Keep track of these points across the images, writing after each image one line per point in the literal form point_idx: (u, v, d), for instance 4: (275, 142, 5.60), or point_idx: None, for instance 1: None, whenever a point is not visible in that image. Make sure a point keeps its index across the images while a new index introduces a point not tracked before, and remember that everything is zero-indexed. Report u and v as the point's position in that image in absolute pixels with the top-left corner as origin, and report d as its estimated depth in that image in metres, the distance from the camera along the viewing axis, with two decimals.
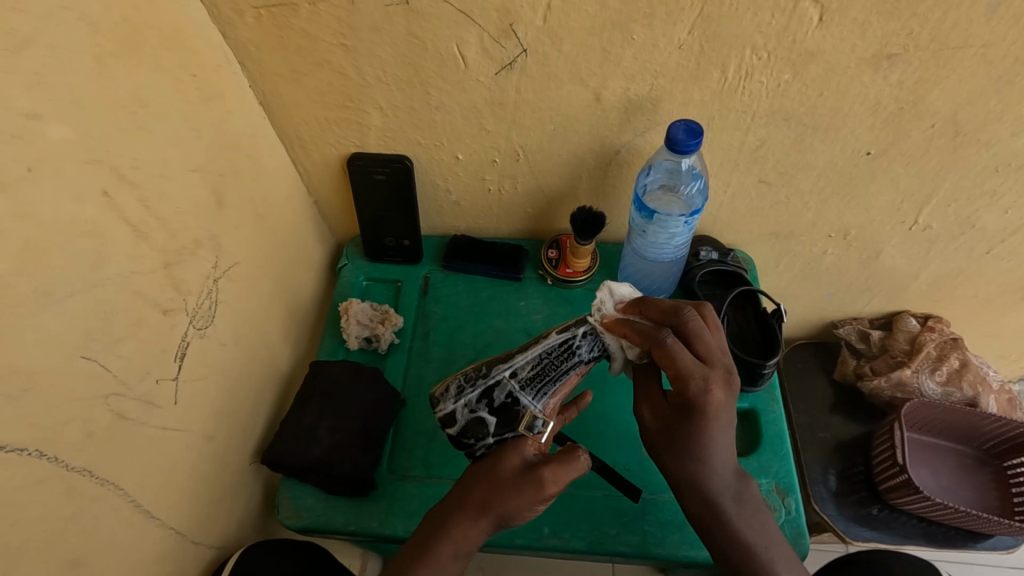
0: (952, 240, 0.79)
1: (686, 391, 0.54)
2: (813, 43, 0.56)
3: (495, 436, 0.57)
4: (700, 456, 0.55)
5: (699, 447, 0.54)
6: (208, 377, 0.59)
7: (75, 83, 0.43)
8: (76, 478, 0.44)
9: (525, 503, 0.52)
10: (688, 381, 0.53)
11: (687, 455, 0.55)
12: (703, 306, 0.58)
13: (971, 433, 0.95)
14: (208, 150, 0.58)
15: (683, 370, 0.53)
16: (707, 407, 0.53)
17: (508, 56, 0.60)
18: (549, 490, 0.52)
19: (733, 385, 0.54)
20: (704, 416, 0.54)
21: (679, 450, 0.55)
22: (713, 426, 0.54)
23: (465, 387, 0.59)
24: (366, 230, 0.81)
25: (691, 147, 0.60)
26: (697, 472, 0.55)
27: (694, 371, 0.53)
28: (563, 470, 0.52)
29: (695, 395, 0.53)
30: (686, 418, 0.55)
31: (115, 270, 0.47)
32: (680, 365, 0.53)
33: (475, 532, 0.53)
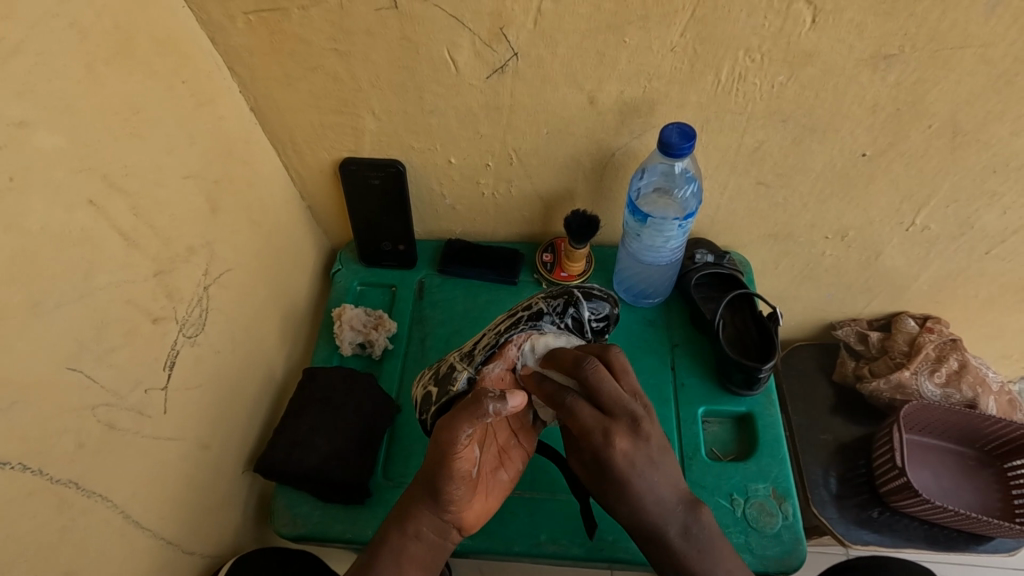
0: (951, 240, 0.78)
1: (590, 445, 0.52)
2: (810, 44, 0.56)
3: (435, 404, 0.60)
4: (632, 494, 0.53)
5: (628, 488, 0.52)
6: (201, 386, 0.59)
7: (62, 90, 0.42)
8: (67, 490, 0.43)
9: (437, 458, 0.50)
10: (589, 436, 0.52)
11: (618, 497, 0.53)
12: (612, 351, 0.57)
13: (972, 434, 0.94)
14: (200, 155, 0.57)
15: (583, 424, 0.52)
16: (612, 459, 0.52)
17: (502, 60, 0.60)
18: (444, 438, 0.49)
19: (640, 433, 0.52)
20: (614, 468, 0.52)
21: (607, 490, 0.54)
22: (631, 473, 0.52)
23: (422, 374, 0.66)
24: (361, 235, 0.81)
25: (686, 150, 0.59)
26: (639, 507, 0.53)
27: (594, 428, 0.52)
28: (454, 417, 0.49)
29: (598, 447, 0.52)
30: (601, 470, 0.53)
31: (106, 279, 0.47)
32: (580, 421, 0.52)
33: (415, 508, 0.53)
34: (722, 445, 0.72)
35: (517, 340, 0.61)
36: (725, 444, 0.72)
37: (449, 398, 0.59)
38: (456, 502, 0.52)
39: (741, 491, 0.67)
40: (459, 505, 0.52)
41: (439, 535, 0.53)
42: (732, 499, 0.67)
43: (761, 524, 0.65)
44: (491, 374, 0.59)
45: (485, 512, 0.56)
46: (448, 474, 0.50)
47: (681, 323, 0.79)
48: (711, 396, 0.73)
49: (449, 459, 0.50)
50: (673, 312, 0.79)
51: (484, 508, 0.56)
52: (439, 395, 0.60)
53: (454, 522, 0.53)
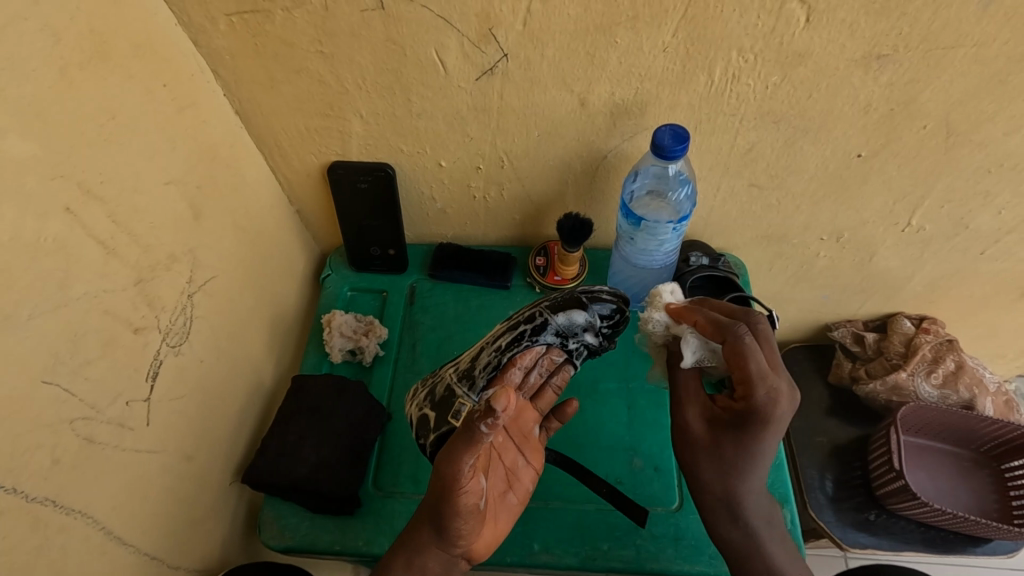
0: (947, 241, 0.78)
1: (752, 397, 0.53)
2: (802, 44, 0.55)
3: (436, 430, 0.58)
4: (742, 464, 0.56)
5: (753, 450, 0.55)
6: (186, 396, 0.57)
7: (32, 95, 0.41)
8: (41, 508, 0.42)
9: (441, 495, 0.47)
10: (756, 388, 0.53)
11: (730, 468, 0.56)
12: (755, 318, 0.57)
13: (969, 435, 0.94)
14: (182, 161, 0.56)
15: (751, 374, 0.52)
16: (769, 416, 0.53)
17: (490, 61, 0.59)
18: (445, 473, 0.45)
19: (772, 411, 0.53)
20: (765, 425, 0.53)
21: (727, 460, 0.56)
22: (773, 434, 0.54)
23: (421, 391, 0.64)
24: (350, 240, 0.80)
25: (678, 153, 0.58)
26: (726, 480, 0.57)
27: (761, 379, 0.52)
28: (452, 450, 0.45)
29: (761, 401, 0.53)
30: (746, 427, 0.55)
31: (82, 289, 0.45)
32: (750, 368, 0.52)
33: (423, 545, 0.52)
34: None
35: (522, 359, 0.59)
36: None
37: (450, 428, 0.57)
38: (465, 536, 0.50)
39: None
40: (468, 538, 0.51)
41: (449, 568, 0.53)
42: None
43: None
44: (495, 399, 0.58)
45: (497, 538, 0.56)
46: (454, 511, 0.47)
47: None
48: None
49: (452, 490, 0.46)
50: None
51: (496, 534, 0.56)
52: (438, 424, 0.58)
53: (464, 551, 0.53)
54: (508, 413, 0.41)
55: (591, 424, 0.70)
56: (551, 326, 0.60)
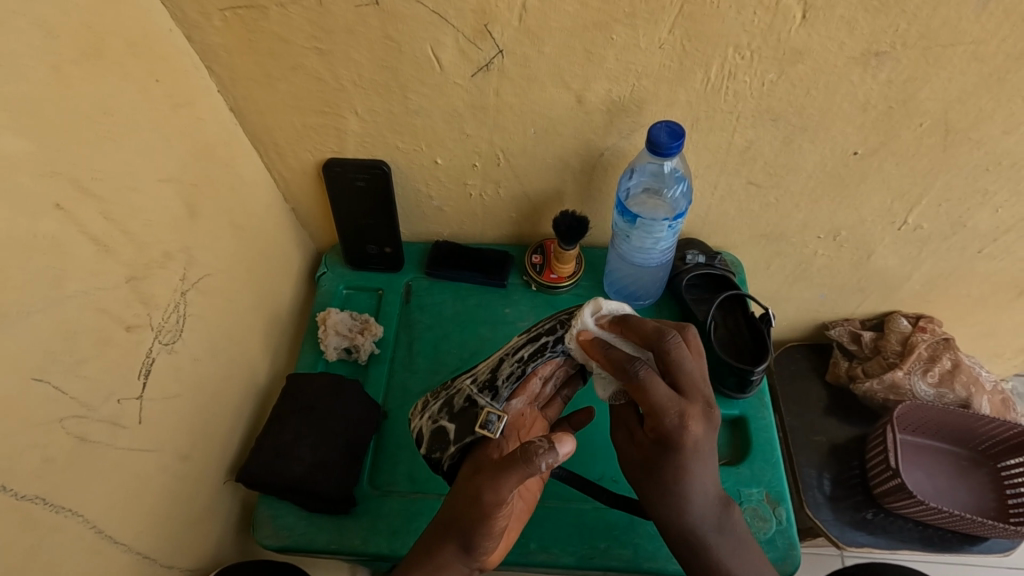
0: (944, 239, 0.78)
1: (660, 425, 0.50)
2: (801, 41, 0.55)
3: (456, 442, 0.57)
4: (677, 486, 0.52)
5: (676, 478, 0.52)
6: (180, 395, 0.57)
7: (24, 91, 0.41)
8: (33, 506, 0.42)
9: (475, 517, 0.48)
10: (662, 415, 0.50)
11: (659, 496, 0.53)
12: (671, 333, 0.52)
13: (966, 434, 0.94)
14: (176, 158, 0.56)
15: (655, 404, 0.50)
16: (683, 441, 0.50)
17: (487, 58, 0.58)
18: (487, 498, 0.47)
19: (686, 435, 0.50)
20: (679, 449, 0.50)
21: (659, 488, 0.53)
22: (695, 456, 0.50)
23: (431, 403, 0.61)
24: (346, 238, 0.79)
25: (675, 150, 0.58)
26: (665, 501, 0.53)
27: (669, 405, 0.49)
28: (500, 478, 0.47)
29: (670, 428, 0.50)
30: (663, 452, 0.52)
31: (76, 287, 0.45)
32: (652, 401, 0.50)
33: (445, 561, 0.50)
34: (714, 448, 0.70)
35: (541, 370, 0.59)
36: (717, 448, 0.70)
37: (475, 439, 0.56)
38: (489, 552, 0.51)
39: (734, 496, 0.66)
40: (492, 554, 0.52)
41: None
42: None
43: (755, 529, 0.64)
44: (513, 409, 0.58)
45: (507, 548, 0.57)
46: (485, 531, 0.49)
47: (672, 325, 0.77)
48: None
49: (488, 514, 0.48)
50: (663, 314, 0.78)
51: (507, 543, 0.57)
52: (459, 436, 0.56)
53: (482, 567, 0.52)
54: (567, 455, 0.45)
55: (588, 423, 0.70)
56: (574, 338, 0.60)
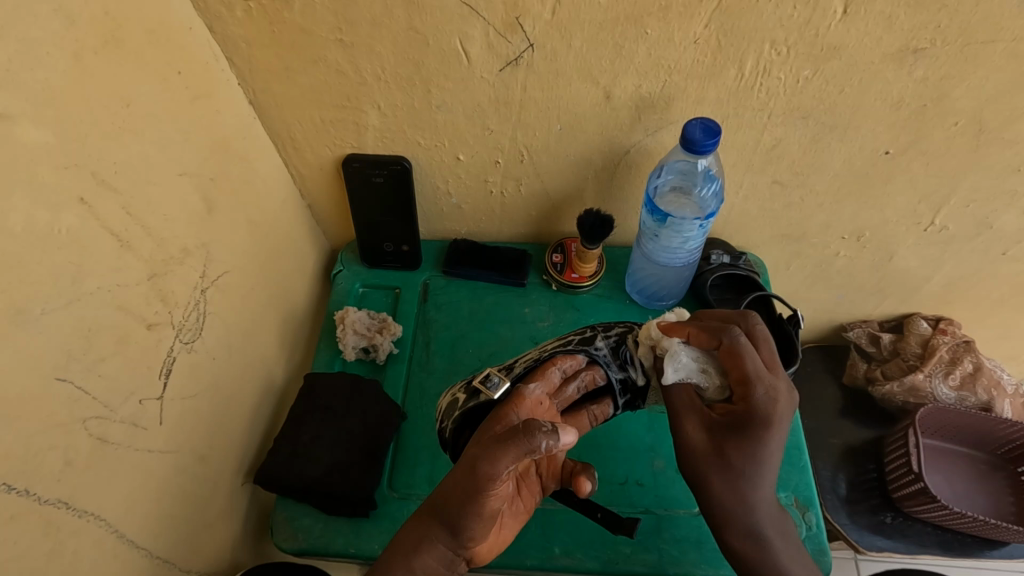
0: (969, 241, 0.77)
1: (750, 396, 0.51)
2: (837, 37, 0.53)
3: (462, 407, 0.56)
4: (748, 469, 0.51)
5: (755, 456, 0.50)
6: (198, 395, 0.55)
7: (45, 81, 0.39)
8: (53, 510, 0.40)
9: (466, 491, 0.46)
10: (755, 385, 0.51)
11: (729, 478, 0.51)
12: (751, 317, 0.56)
13: (986, 438, 0.93)
14: (196, 152, 0.54)
15: (750, 372, 0.51)
16: (770, 415, 0.50)
17: (515, 51, 0.57)
18: (483, 470, 0.44)
19: (772, 415, 0.50)
20: (763, 426, 0.50)
21: (736, 468, 0.51)
22: (773, 437, 0.51)
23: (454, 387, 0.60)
24: (363, 235, 0.78)
25: (708, 147, 0.57)
26: (734, 484, 0.51)
27: (759, 378, 0.51)
28: (499, 449, 0.44)
29: (759, 399, 0.51)
30: (742, 427, 0.51)
31: (96, 283, 0.43)
32: (747, 368, 0.51)
33: (430, 544, 0.49)
34: None
35: (562, 363, 0.57)
36: None
37: (480, 406, 0.55)
38: (476, 538, 0.49)
39: None
40: (480, 539, 0.49)
41: (449, 568, 0.50)
42: None
43: None
44: (530, 392, 0.54)
45: (496, 547, 0.54)
46: (474, 509, 0.46)
47: None
48: None
49: (478, 488, 0.45)
50: (686, 315, 0.77)
51: (500, 540, 0.54)
52: (465, 402, 0.56)
53: (466, 555, 0.50)
54: (569, 442, 0.44)
55: (610, 425, 0.69)
56: (600, 344, 0.59)
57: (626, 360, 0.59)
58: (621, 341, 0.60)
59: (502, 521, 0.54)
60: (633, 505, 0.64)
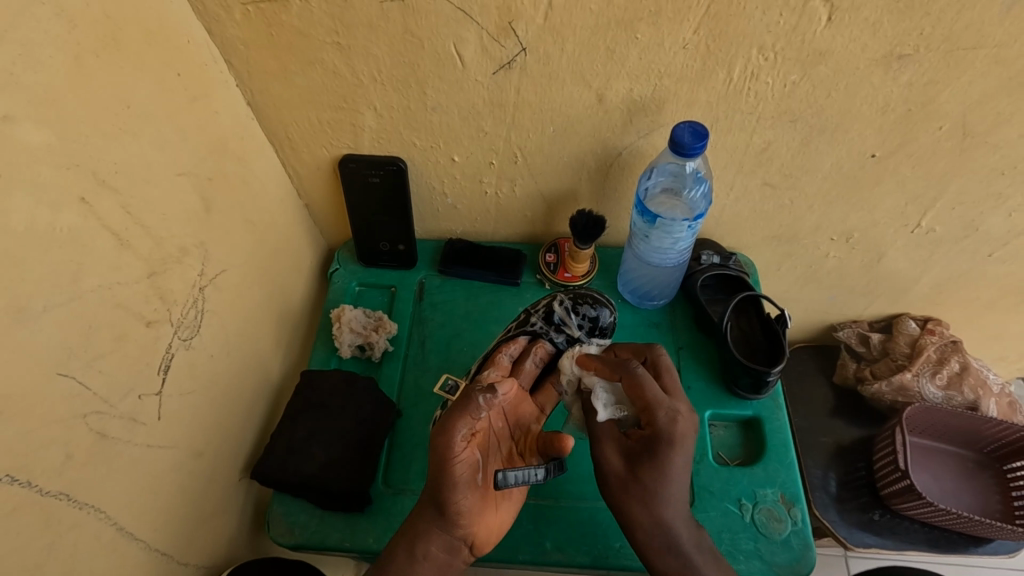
0: (956, 242, 0.78)
1: (653, 421, 0.55)
2: (824, 42, 0.55)
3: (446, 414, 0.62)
4: (659, 493, 0.55)
5: (667, 473, 0.55)
6: (196, 391, 0.56)
7: (48, 82, 0.40)
8: (54, 502, 0.41)
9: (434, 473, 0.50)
10: (657, 410, 0.55)
11: (644, 502, 0.55)
12: (655, 348, 0.61)
13: (973, 437, 0.94)
14: (194, 152, 0.55)
15: (652, 398, 0.56)
16: (674, 436, 0.55)
17: (508, 55, 0.58)
18: (439, 443, 0.49)
19: (675, 435, 0.55)
20: (670, 446, 0.54)
21: (643, 491, 0.55)
22: (679, 454, 0.55)
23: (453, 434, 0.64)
24: (359, 235, 0.79)
25: (698, 150, 0.58)
26: (651, 505, 0.55)
27: (659, 402, 0.55)
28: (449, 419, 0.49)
29: (663, 423, 0.55)
30: (649, 449, 0.55)
31: (96, 281, 0.44)
32: (648, 395, 0.56)
33: (425, 532, 0.52)
34: (728, 449, 0.71)
35: (507, 348, 0.64)
36: (731, 448, 0.71)
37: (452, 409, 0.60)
38: (466, 514, 0.52)
39: (749, 496, 0.66)
40: (470, 518, 0.52)
41: (450, 554, 0.53)
42: (741, 505, 0.66)
43: (770, 531, 0.65)
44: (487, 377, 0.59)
45: (500, 528, 0.56)
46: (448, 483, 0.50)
47: (686, 326, 0.77)
48: (717, 399, 0.72)
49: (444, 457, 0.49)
50: (678, 314, 0.78)
51: (499, 522, 0.56)
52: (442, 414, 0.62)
53: (467, 536, 0.53)
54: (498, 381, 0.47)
55: None
56: (534, 320, 0.66)
57: (561, 323, 0.65)
58: (549, 309, 0.66)
59: (498, 501, 0.56)
60: None
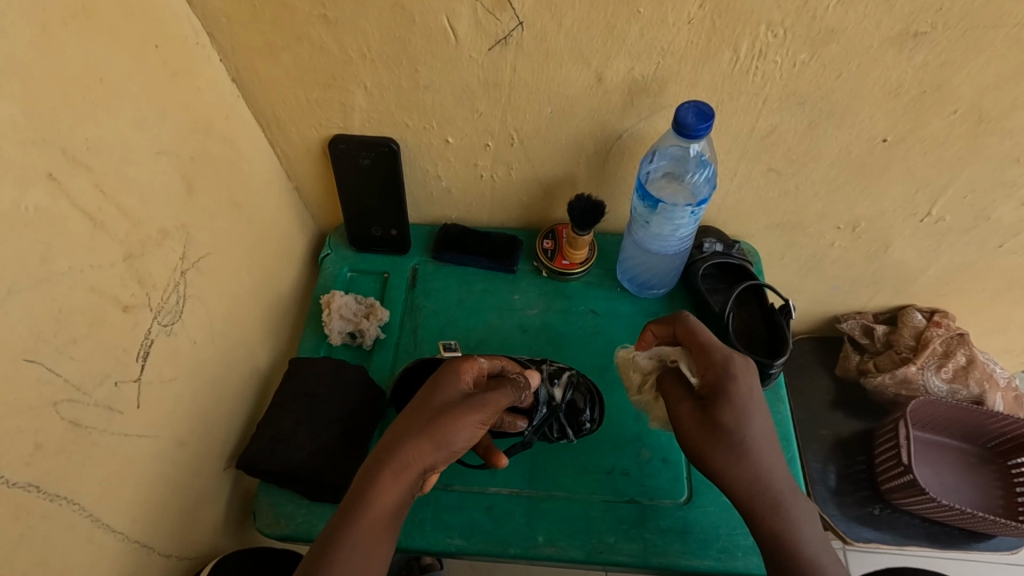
0: (965, 233, 0.75)
1: (715, 364, 0.56)
2: (835, 19, 0.52)
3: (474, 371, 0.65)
4: (743, 433, 0.53)
5: (750, 427, 0.54)
6: (178, 378, 0.55)
7: (9, 51, 0.38)
8: (24, 494, 0.40)
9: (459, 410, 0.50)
10: (715, 352, 0.56)
11: (737, 446, 0.53)
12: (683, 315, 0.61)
13: (977, 431, 0.93)
14: (174, 131, 0.53)
15: (707, 342, 0.57)
16: (744, 382, 0.55)
17: (504, 30, 0.55)
18: (488, 399, 0.52)
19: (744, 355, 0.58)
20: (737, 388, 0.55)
21: (737, 450, 0.53)
22: (751, 400, 0.54)
23: None
24: (351, 219, 0.77)
25: (702, 131, 0.55)
26: (745, 453, 0.53)
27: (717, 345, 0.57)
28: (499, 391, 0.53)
29: (726, 364, 0.56)
30: (723, 398, 0.54)
31: (67, 264, 0.42)
32: (706, 340, 0.57)
33: (404, 459, 0.49)
34: None
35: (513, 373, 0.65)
36: None
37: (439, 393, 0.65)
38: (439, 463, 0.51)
39: None
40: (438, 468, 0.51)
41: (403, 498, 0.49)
42: None
43: None
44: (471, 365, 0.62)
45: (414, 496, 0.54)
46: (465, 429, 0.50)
47: (686, 315, 0.75)
48: None
49: (472, 420, 0.50)
50: (678, 304, 0.76)
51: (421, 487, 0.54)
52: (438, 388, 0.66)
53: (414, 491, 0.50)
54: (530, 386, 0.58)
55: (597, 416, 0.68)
56: (543, 367, 0.66)
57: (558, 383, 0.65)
58: (560, 369, 0.67)
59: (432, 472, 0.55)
60: (618, 494, 0.64)
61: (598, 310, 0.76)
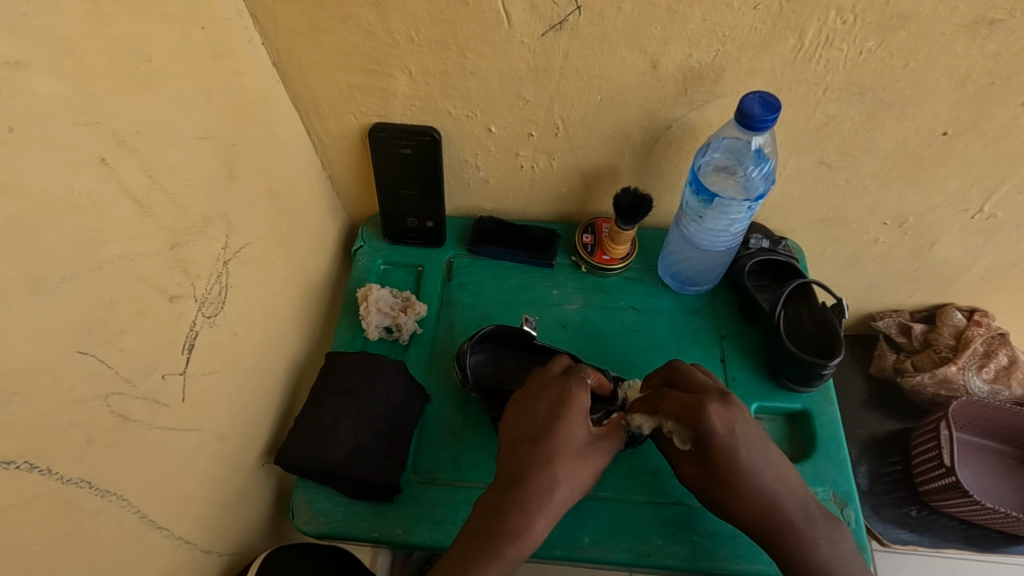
0: (1016, 230, 0.73)
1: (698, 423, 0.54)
2: (909, 4, 0.50)
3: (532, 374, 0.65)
4: (739, 478, 0.54)
5: (743, 472, 0.54)
6: (218, 371, 0.53)
7: (60, 24, 0.36)
8: (76, 490, 0.38)
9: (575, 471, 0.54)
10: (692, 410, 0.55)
11: (737, 488, 0.54)
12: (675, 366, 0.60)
13: (1017, 433, 0.91)
14: (217, 116, 0.51)
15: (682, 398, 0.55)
16: (726, 433, 0.54)
17: (559, 14, 0.53)
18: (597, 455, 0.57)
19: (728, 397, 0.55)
20: (723, 439, 0.54)
21: (735, 489, 0.54)
22: (740, 446, 0.54)
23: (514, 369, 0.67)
24: (385, 210, 0.75)
25: (768, 123, 0.53)
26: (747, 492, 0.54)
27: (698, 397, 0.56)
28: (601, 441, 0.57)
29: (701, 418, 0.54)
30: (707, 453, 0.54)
31: (116, 252, 0.41)
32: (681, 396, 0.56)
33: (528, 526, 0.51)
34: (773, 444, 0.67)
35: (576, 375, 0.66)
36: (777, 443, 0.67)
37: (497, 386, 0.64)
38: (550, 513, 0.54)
39: None
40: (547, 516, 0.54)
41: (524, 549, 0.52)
42: None
43: None
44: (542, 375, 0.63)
45: None
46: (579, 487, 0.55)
47: (729, 312, 0.74)
48: (762, 391, 0.69)
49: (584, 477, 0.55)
50: (720, 301, 0.74)
51: None
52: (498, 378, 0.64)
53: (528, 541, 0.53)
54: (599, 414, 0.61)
55: None
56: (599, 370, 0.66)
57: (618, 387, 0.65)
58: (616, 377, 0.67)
59: None
60: (664, 496, 0.62)
61: (638, 306, 0.74)
